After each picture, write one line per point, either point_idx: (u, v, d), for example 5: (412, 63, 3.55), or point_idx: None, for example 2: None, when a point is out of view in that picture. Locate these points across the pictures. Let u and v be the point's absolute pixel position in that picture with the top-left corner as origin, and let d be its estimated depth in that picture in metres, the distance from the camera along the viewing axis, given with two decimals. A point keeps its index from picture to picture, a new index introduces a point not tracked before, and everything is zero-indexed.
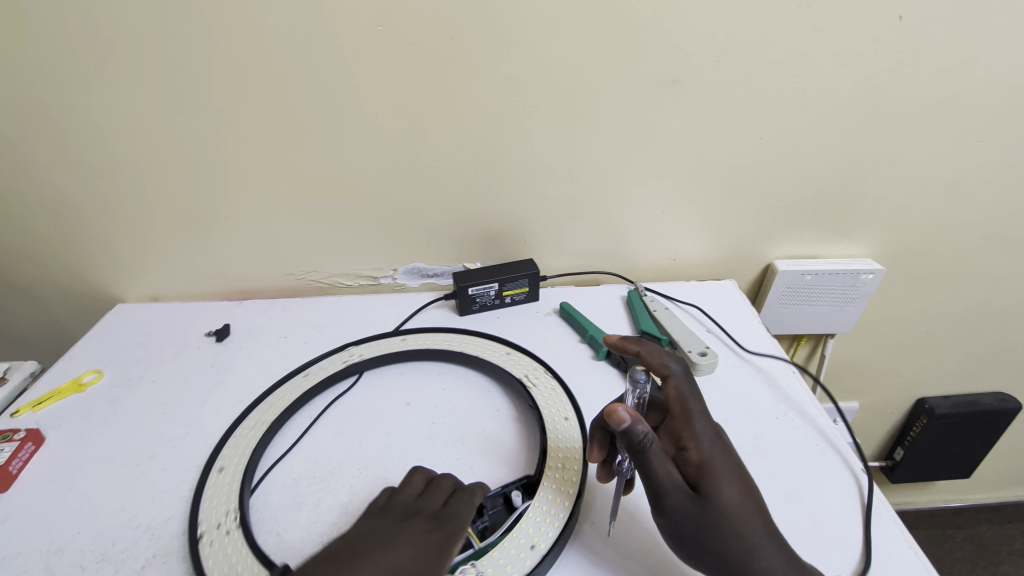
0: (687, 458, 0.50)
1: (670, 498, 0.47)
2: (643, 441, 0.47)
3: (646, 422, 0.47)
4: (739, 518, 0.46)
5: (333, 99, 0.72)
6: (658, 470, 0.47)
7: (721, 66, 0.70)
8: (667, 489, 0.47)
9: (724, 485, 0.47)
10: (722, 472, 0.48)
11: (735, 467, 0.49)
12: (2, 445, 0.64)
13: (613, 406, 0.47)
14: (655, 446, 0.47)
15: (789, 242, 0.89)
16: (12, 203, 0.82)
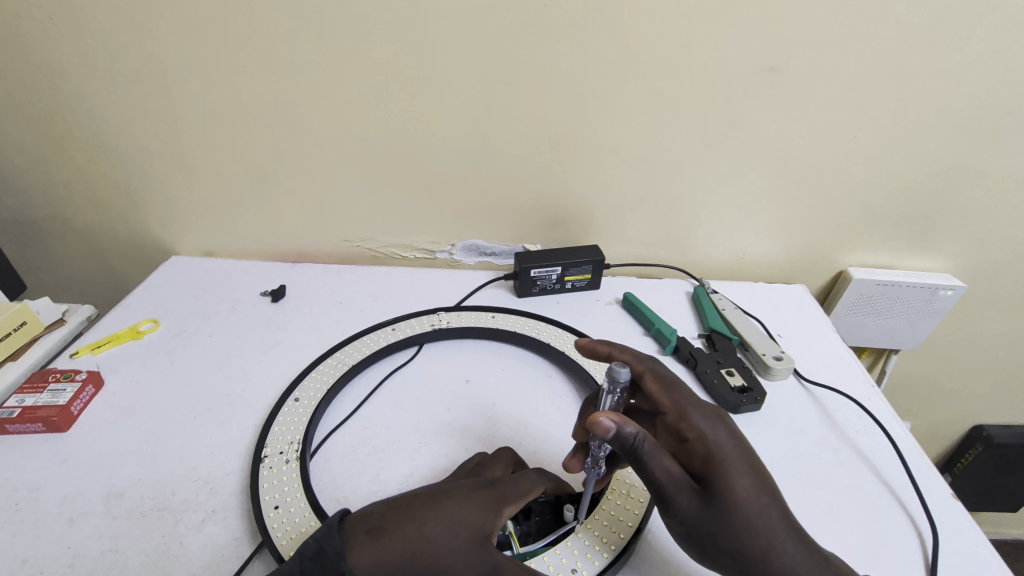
0: (691, 451, 0.45)
1: (676, 499, 0.42)
2: (637, 443, 0.42)
3: (635, 423, 0.43)
4: (757, 512, 0.41)
5: (413, 62, 0.70)
6: (657, 469, 0.42)
7: (825, 56, 0.66)
8: (670, 488, 0.42)
9: (735, 478, 0.42)
10: (732, 463, 0.43)
11: (743, 454, 0.44)
12: (64, 385, 0.64)
13: (594, 416, 0.43)
14: (650, 447, 0.42)
15: (866, 249, 0.85)
16: (81, 145, 0.82)
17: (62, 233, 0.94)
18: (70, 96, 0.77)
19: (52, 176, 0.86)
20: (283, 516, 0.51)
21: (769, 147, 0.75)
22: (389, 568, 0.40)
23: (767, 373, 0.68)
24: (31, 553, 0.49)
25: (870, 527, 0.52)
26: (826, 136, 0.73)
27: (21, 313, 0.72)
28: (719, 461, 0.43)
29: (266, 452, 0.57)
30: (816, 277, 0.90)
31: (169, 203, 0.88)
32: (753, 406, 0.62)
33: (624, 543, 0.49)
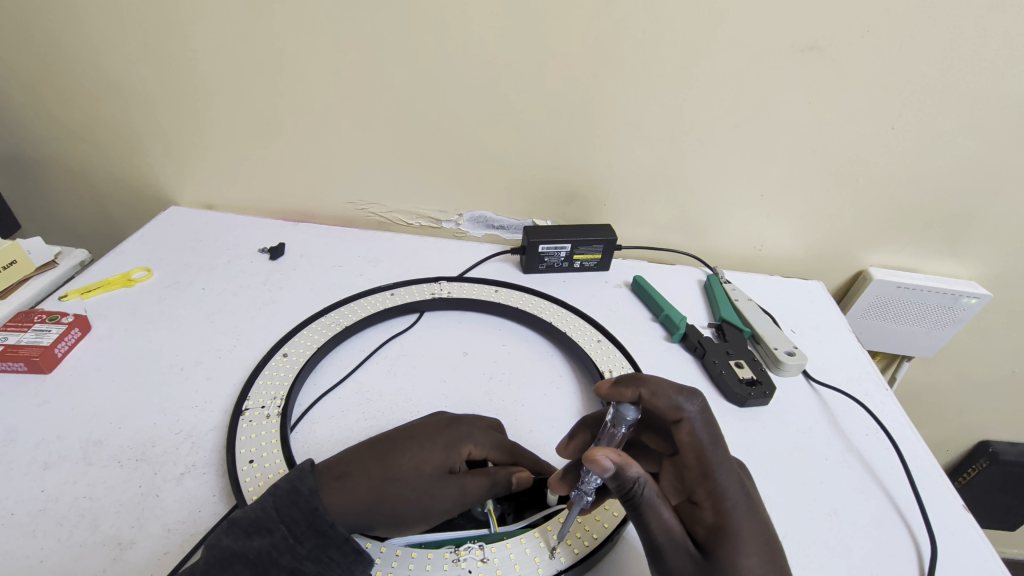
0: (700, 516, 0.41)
1: (669, 558, 0.39)
2: (635, 487, 0.39)
3: (639, 465, 0.39)
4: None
5: (432, 16, 0.66)
6: (655, 521, 0.39)
7: (869, 39, 0.62)
8: (665, 545, 0.39)
9: (744, 561, 0.38)
10: (743, 541, 0.39)
11: (759, 535, 0.40)
12: (49, 327, 0.62)
13: (595, 449, 0.39)
14: (650, 494, 0.39)
15: (890, 250, 0.82)
16: (81, 82, 0.79)
17: (61, 174, 0.91)
18: (73, 30, 0.74)
19: (53, 115, 0.83)
20: (257, 472, 0.49)
21: (800, 134, 0.71)
22: (352, 505, 0.42)
23: (778, 368, 0.65)
24: (2, 494, 0.47)
25: (874, 534, 0.49)
26: (861, 127, 0.69)
27: (12, 252, 0.70)
28: (731, 535, 0.39)
29: (247, 405, 0.55)
30: (834, 275, 0.87)
31: (171, 151, 0.85)
32: (761, 400, 0.60)
33: (608, 533, 0.45)
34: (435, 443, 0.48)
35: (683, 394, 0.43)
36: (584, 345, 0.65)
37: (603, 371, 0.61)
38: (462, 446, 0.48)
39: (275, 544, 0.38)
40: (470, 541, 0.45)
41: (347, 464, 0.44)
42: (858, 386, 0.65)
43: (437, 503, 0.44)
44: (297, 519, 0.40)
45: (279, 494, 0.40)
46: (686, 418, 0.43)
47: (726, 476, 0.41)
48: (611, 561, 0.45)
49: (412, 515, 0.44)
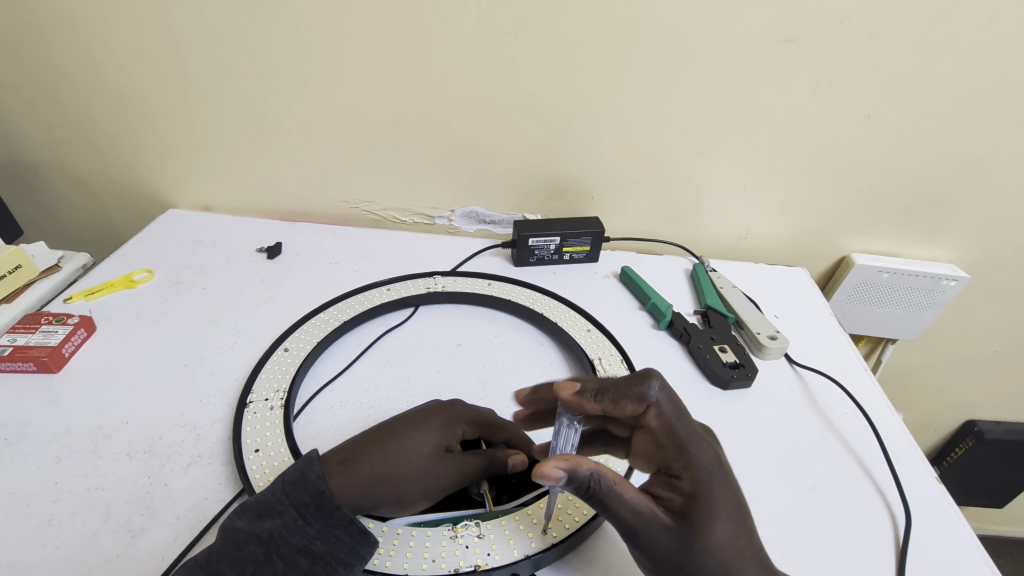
0: (679, 486, 0.44)
1: (642, 534, 0.41)
2: (592, 482, 0.42)
3: (589, 462, 0.42)
4: (731, 556, 0.40)
5: (419, 18, 0.68)
6: (621, 505, 0.42)
7: (843, 31, 0.64)
8: (636, 525, 0.41)
9: (716, 523, 0.41)
10: (715, 504, 0.41)
11: (730, 495, 0.42)
12: (56, 327, 0.64)
13: (543, 464, 0.41)
14: (604, 485, 0.41)
15: (871, 235, 0.84)
16: (79, 89, 0.80)
17: (61, 179, 0.93)
18: (69, 37, 0.75)
19: (52, 121, 0.85)
20: (263, 460, 0.51)
21: (780, 124, 0.73)
22: (353, 492, 0.44)
23: (761, 352, 0.67)
24: (18, 487, 0.49)
25: (850, 505, 0.52)
26: (839, 116, 0.71)
27: (16, 257, 0.72)
28: (705, 500, 0.41)
29: (251, 398, 0.57)
30: (818, 262, 0.89)
31: (169, 155, 0.87)
32: (743, 382, 0.62)
33: (597, 509, 0.48)
34: (431, 426, 0.50)
35: (639, 382, 0.44)
36: (574, 334, 0.67)
37: (591, 358, 0.64)
38: (457, 424, 0.51)
39: (286, 525, 0.41)
40: (468, 519, 0.47)
41: (352, 450, 0.47)
42: (839, 368, 0.68)
43: (437, 481, 0.47)
44: (305, 503, 0.42)
45: (288, 480, 0.43)
46: (653, 403, 0.44)
47: (695, 448, 0.43)
48: (599, 538, 0.47)
49: (415, 493, 0.46)
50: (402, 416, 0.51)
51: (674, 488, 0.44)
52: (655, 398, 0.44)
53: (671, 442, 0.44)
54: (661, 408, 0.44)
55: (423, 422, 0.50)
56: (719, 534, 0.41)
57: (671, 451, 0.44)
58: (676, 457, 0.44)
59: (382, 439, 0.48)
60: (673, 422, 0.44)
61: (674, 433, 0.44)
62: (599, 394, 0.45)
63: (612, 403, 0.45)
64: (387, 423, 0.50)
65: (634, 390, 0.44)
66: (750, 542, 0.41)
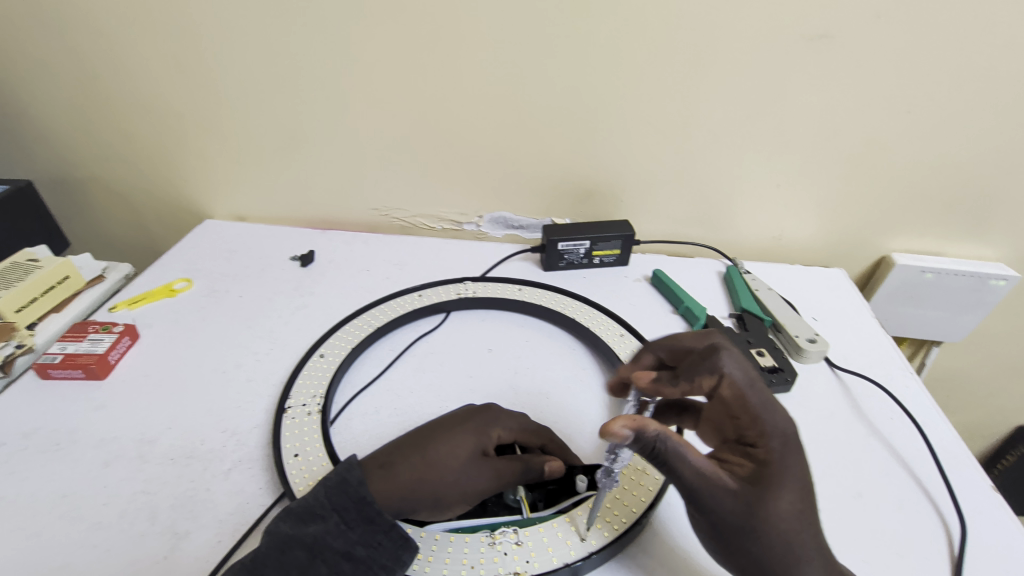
0: (751, 455, 0.43)
1: (704, 496, 0.40)
2: (657, 443, 0.41)
3: (654, 423, 0.41)
4: (790, 531, 0.39)
5: (447, 26, 0.69)
6: (683, 467, 0.41)
7: (879, 25, 0.63)
8: (699, 487, 0.40)
9: (783, 493, 0.39)
10: (784, 475, 0.40)
11: (800, 469, 0.41)
12: (102, 335, 0.66)
13: (610, 422, 0.42)
14: (669, 451, 0.41)
15: (912, 234, 0.81)
16: (120, 105, 0.83)
17: (104, 193, 0.96)
18: (110, 57, 0.78)
19: (96, 138, 0.88)
20: (301, 464, 0.52)
21: (814, 121, 0.71)
22: (391, 497, 0.45)
23: (800, 356, 0.66)
24: (71, 489, 0.51)
25: (899, 516, 0.50)
26: (877, 113, 0.69)
27: (64, 268, 0.76)
28: (774, 469, 0.40)
29: (289, 403, 0.58)
30: (856, 262, 0.87)
31: (205, 166, 0.89)
32: (783, 387, 0.61)
33: (635, 517, 0.47)
34: (465, 430, 0.50)
35: (712, 358, 0.44)
36: (606, 339, 0.67)
37: (624, 363, 0.63)
38: (491, 429, 0.51)
39: (330, 528, 0.41)
40: (506, 525, 0.47)
41: (389, 456, 0.48)
42: (881, 371, 0.66)
43: (474, 485, 0.47)
44: (347, 508, 0.43)
45: (330, 485, 0.43)
46: (726, 376, 0.44)
47: (772, 417, 0.43)
48: (639, 544, 0.47)
49: (452, 497, 0.46)
50: (437, 422, 0.51)
51: (745, 458, 0.43)
52: (722, 367, 0.44)
53: (738, 410, 0.43)
54: (731, 377, 0.44)
55: (458, 428, 0.50)
56: (785, 508, 0.39)
57: (744, 420, 0.44)
58: (747, 424, 0.43)
59: (418, 446, 0.48)
60: (743, 392, 0.43)
61: (747, 403, 0.43)
62: (674, 381, 0.46)
63: (688, 387, 0.45)
64: (423, 430, 0.50)
65: (703, 365, 0.45)
66: (810, 522, 0.40)
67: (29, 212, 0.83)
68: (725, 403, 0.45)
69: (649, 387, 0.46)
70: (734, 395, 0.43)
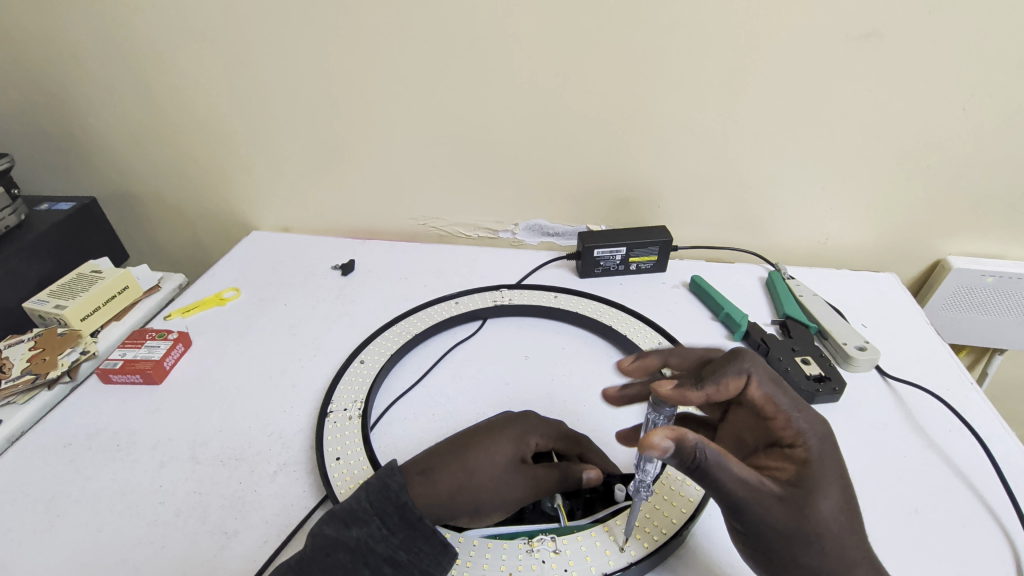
0: (789, 457, 0.42)
1: (754, 511, 0.39)
2: (699, 457, 0.38)
3: (694, 436, 0.38)
4: (840, 534, 0.39)
5: (483, 38, 0.70)
6: (728, 481, 0.39)
7: (930, 20, 0.60)
8: (747, 499, 0.39)
9: (828, 494, 0.40)
10: (826, 476, 0.40)
11: (838, 469, 0.41)
12: (158, 342, 0.70)
13: (650, 435, 0.38)
14: (712, 463, 0.38)
15: (970, 236, 0.77)
16: (175, 124, 0.88)
17: (160, 207, 1.02)
18: (166, 79, 0.83)
19: (153, 156, 0.93)
20: (343, 468, 0.53)
21: (860, 122, 0.69)
22: (432, 503, 0.45)
23: (848, 364, 0.63)
24: (129, 487, 0.54)
25: (961, 534, 0.47)
26: (930, 111, 0.66)
27: (124, 278, 0.81)
28: (818, 470, 0.41)
29: (331, 408, 0.59)
30: (908, 266, 0.83)
31: (252, 180, 0.93)
32: (830, 396, 0.58)
33: (676, 529, 0.46)
34: (505, 437, 0.50)
35: (736, 362, 0.43)
36: (644, 346, 0.66)
37: None
38: (531, 437, 0.51)
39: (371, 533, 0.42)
40: (543, 533, 0.47)
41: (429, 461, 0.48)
42: (939, 381, 0.62)
43: (512, 492, 0.47)
44: (389, 512, 0.43)
45: (371, 490, 0.44)
46: (752, 379, 0.43)
47: (805, 417, 0.43)
48: (678, 556, 0.46)
49: (491, 504, 0.47)
50: (478, 428, 0.51)
51: (783, 461, 0.43)
52: (748, 370, 0.43)
53: (771, 411, 0.43)
54: (758, 378, 0.43)
55: (498, 435, 0.50)
56: (833, 510, 0.39)
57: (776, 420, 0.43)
58: (781, 425, 0.43)
59: (457, 451, 0.48)
60: (772, 394, 0.43)
61: (776, 405, 0.43)
62: (696, 386, 0.43)
63: (713, 390, 0.43)
64: (464, 435, 0.51)
65: (728, 369, 0.43)
66: (855, 522, 0.40)
67: (93, 226, 0.89)
68: (753, 404, 0.44)
69: (672, 394, 0.43)
70: (764, 397, 0.43)
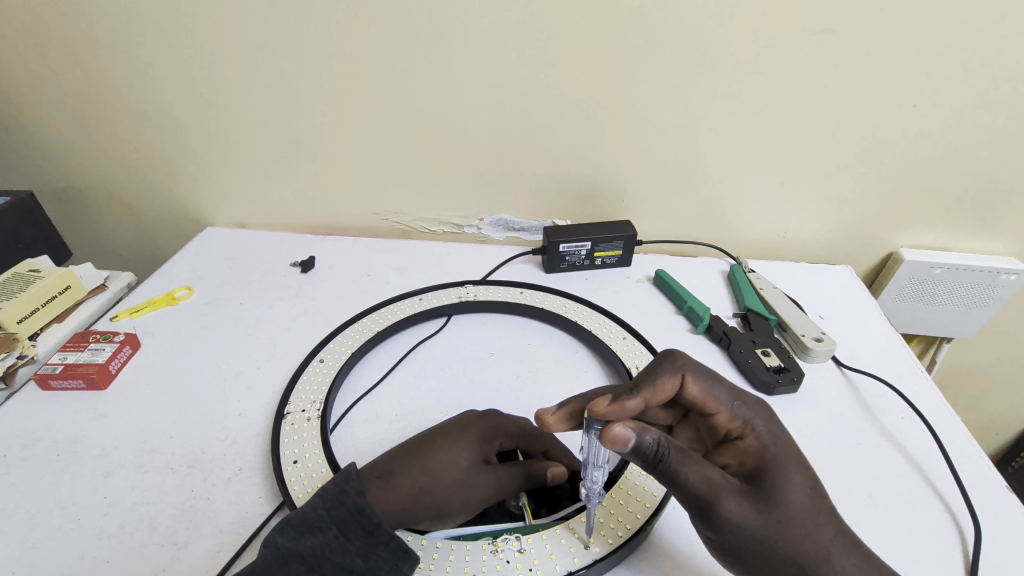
0: (743, 448, 0.44)
1: (722, 508, 0.39)
2: (659, 450, 0.39)
3: (655, 429, 0.40)
4: (808, 517, 0.39)
5: (444, 28, 0.68)
6: (689, 478, 0.39)
7: (882, 18, 0.61)
8: (711, 496, 0.39)
9: (789, 479, 0.40)
10: (784, 461, 0.41)
11: (793, 453, 0.43)
12: (103, 345, 0.66)
13: (611, 426, 0.39)
14: (668, 458, 0.39)
15: (920, 229, 0.80)
16: (119, 113, 0.83)
17: (106, 202, 0.97)
18: (107, 66, 0.78)
19: (95, 147, 0.88)
20: (301, 472, 0.51)
21: (817, 117, 0.70)
22: (396, 507, 0.44)
23: (806, 355, 0.64)
24: (70, 500, 0.51)
25: (911, 519, 0.48)
26: (882, 107, 0.68)
27: (65, 278, 0.76)
28: (775, 455, 0.42)
29: (289, 409, 0.57)
30: (863, 259, 0.85)
31: (204, 173, 0.89)
32: (790, 387, 0.60)
33: (640, 524, 0.46)
34: (470, 438, 0.49)
35: (671, 362, 0.46)
36: (608, 341, 0.66)
37: (627, 365, 0.62)
38: (495, 437, 0.51)
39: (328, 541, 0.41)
40: (508, 533, 0.46)
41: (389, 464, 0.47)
42: (891, 371, 0.64)
43: (476, 493, 0.46)
44: (346, 519, 0.42)
45: (327, 496, 0.43)
46: (689, 378, 0.46)
47: (749, 408, 0.45)
48: (643, 551, 0.46)
49: (454, 506, 0.46)
50: (442, 427, 0.50)
51: (738, 453, 0.44)
52: (681, 369, 0.46)
53: (714, 405, 0.46)
54: (692, 375, 0.46)
55: (463, 435, 0.49)
56: (797, 495, 0.40)
57: (720, 416, 0.46)
58: (726, 418, 0.45)
59: (420, 452, 0.47)
60: (709, 388, 0.46)
61: (714, 399, 0.46)
62: (633, 393, 0.45)
63: (650, 393, 0.45)
64: (428, 435, 0.50)
65: (661, 371, 0.46)
66: (823, 503, 0.41)
67: (31, 222, 0.84)
68: (695, 401, 0.46)
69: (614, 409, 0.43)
70: (701, 392, 0.45)
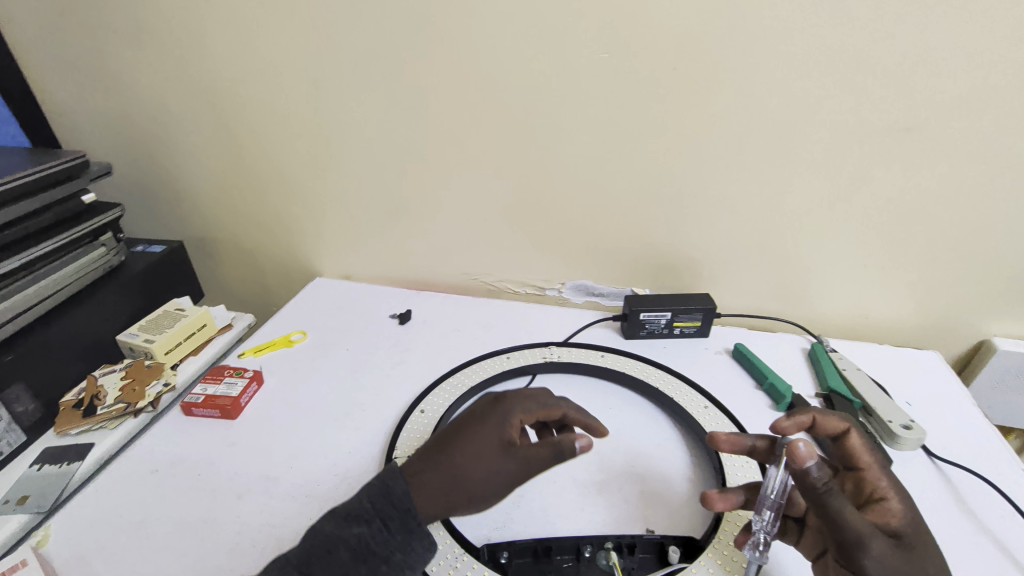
0: (883, 512, 0.47)
1: (870, 550, 0.42)
2: (824, 485, 0.44)
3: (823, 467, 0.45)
4: None
5: (547, 117, 0.77)
6: (846, 516, 0.43)
7: (968, 118, 0.65)
8: (865, 539, 0.42)
9: (927, 555, 0.44)
10: (922, 539, 0.45)
11: (927, 535, 0.46)
12: (236, 379, 0.76)
13: (796, 445, 0.45)
14: (842, 495, 0.44)
15: (1013, 319, 0.78)
16: (259, 179, 0.97)
17: (233, 251, 1.11)
18: (256, 141, 0.92)
19: (234, 205, 1.03)
20: None
21: (901, 206, 0.73)
22: (428, 498, 0.49)
23: (894, 443, 0.64)
24: (210, 516, 0.58)
25: None
26: (970, 200, 0.70)
27: (203, 317, 0.88)
28: (915, 530, 0.45)
29: (396, 454, 0.63)
30: (951, 345, 0.84)
31: (321, 231, 1.01)
32: None
33: None
34: (489, 424, 0.53)
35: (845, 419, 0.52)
36: (690, 410, 0.68)
37: (710, 435, 0.64)
38: (507, 419, 0.53)
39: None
40: None
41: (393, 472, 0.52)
42: (990, 466, 0.63)
43: (498, 473, 0.50)
44: (390, 515, 0.48)
45: (374, 492, 0.49)
46: (853, 431, 0.51)
47: (895, 485, 0.48)
48: None
49: (483, 492, 0.50)
50: (469, 415, 0.55)
51: (879, 515, 0.46)
52: (850, 423, 0.52)
53: (867, 464, 0.49)
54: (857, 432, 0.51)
55: (484, 424, 0.53)
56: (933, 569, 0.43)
57: (868, 474, 0.49)
58: (870, 480, 0.48)
59: (444, 444, 0.52)
60: (868, 449, 0.51)
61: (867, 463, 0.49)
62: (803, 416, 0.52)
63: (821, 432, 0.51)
64: (460, 424, 0.54)
65: (834, 417, 0.52)
66: None
67: (179, 268, 0.98)
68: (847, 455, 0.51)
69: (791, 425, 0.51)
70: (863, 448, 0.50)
